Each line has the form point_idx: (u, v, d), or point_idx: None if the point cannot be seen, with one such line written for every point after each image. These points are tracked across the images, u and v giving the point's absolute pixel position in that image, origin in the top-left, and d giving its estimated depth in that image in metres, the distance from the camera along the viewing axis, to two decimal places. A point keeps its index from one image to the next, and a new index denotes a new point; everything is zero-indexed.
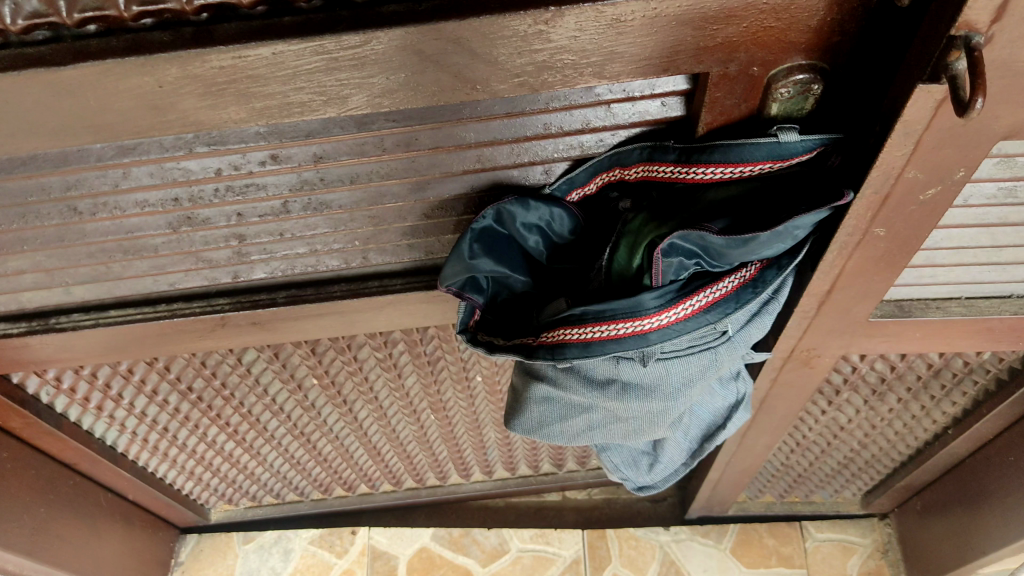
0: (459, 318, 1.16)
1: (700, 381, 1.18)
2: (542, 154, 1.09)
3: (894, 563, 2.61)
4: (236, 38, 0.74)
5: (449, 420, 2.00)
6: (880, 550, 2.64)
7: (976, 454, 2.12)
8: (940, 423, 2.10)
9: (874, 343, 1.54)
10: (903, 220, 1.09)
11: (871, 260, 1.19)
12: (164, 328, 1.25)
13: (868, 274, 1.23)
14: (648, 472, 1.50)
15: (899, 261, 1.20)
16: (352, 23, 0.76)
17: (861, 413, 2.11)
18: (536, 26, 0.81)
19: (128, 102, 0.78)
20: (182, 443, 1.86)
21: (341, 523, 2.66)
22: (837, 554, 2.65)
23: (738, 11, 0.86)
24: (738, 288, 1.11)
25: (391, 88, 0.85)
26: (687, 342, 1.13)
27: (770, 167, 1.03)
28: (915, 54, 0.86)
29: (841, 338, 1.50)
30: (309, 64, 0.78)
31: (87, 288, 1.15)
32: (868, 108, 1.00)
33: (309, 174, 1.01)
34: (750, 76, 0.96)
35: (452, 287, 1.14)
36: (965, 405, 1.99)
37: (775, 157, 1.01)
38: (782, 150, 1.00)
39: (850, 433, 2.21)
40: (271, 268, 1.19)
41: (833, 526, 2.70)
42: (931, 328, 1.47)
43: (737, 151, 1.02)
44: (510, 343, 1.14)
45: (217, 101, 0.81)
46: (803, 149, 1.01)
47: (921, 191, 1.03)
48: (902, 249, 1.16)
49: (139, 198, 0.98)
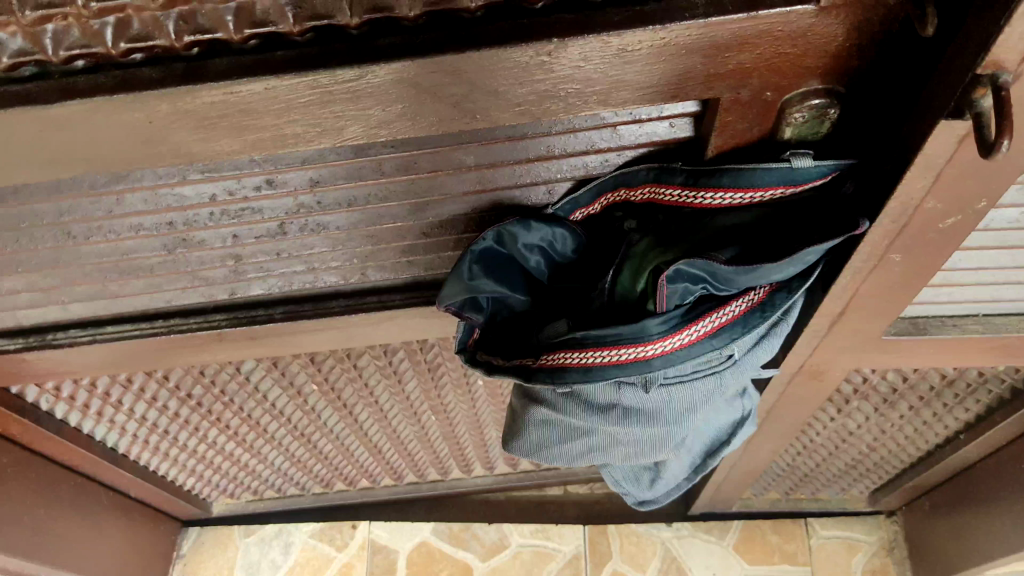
0: (458, 336, 1.18)
1: (705, 405, 1.16)
2: (543, 175, 1.07)
3: (900, 561, 2.60)
4: (228, 74, 0.72)
5: (450, 421, 1.99)
6: (886, 549, 2.63)
7: (987, 459, 2.10)
8: (953, 428, 2.07)
9: (886, 359, 1.51)
10: (921, 247, 1.06)
11: (887, 283, 1.16)
12: (162, 344, 1.23)
13: (883, 296, 1.20)
14: (650, 488, 1.48)
15: (915, 284, 1.17)
16: (347, 57, 0.73)
17: (871, 419, 2.09)
18: (539, 58, 0.78)
19: (119, 137, 0.76)
20: (183, 444, 1.85)
21: (342, 517, 2.65)
22: (843, 552, 2.64)
23: (752, 39, 0.83)
24: (746, 312, 1.07)
25: (388, 120, 0.82)
26: (691, 367, 1.10)
27: (782, 191, 0.99)
28: (936, 87, 0.83)
29: (852, 355, 1.47)
30: (302, 98, 0.76)
31: (83, 306, 1.13)
32: (889, 136, 0.96)
33: (305, 198, 0.99)
34: (763, 101, 0.93)
35: (450, 307, 1.13)
36: (979, 412, 1.96)
37: (788, 182, 0.98)
38: (795, 176, 0.97)
39: (858, 437, 2.20)
40: (269, 285, 1.17)
41: (839, 523, 2.68)
42: (946, 345, 1.44)
43: (747, 176, 0.98)
44: (510, 363, 1.12)
45: (209, 135, 0.78)
46: (818, 174, 0.97)
47: (941, 221, 1.00)
48: (920, 272, 1.13)
49: (134, 222, 0.96)
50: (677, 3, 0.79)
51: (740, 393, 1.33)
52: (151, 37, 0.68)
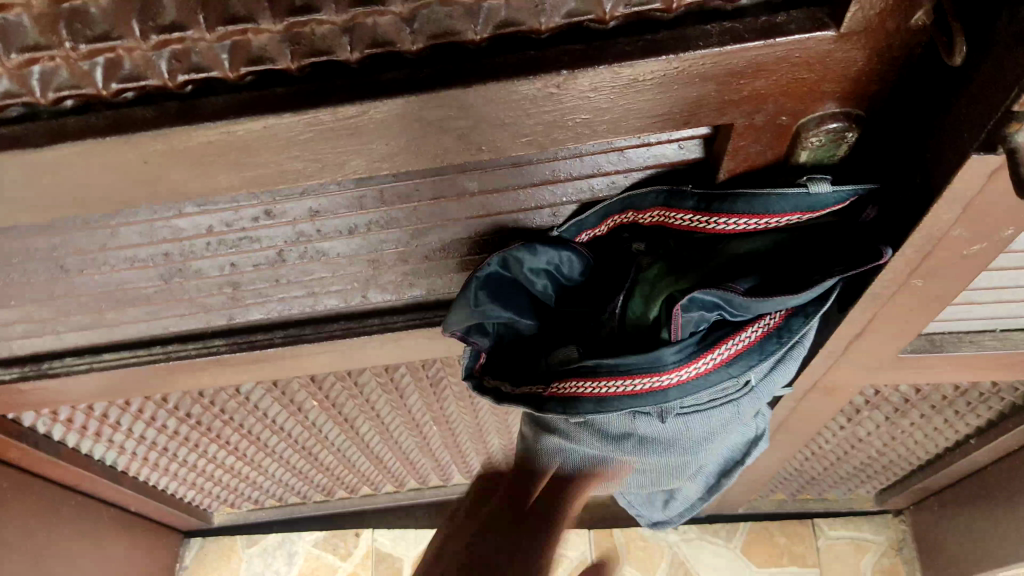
0: (464, 363, 1.13)
1: (722, 432, 1.13)
2: (550, 200, 1.04)
3: (909, 561, 2.57)
4: (224, 113, 0.69)
5: (452, 431, 1.97)
6: (895, 548, 2.59)
7: (996, 465, 2.07)
8: (963, 433, 2.03)
9: (900, 374, 1.48)
10: (943, 272, 1.02)
11: (906, 306, 1.13)
12: (161, 371, 1.20)
13: (900, 317, 1.17)
14: (664, 508, 1.46)
15: (934, 306, 1.14)
16: (348, 93, 0.70)
17: (881, 427, 2.06)
18: (546, 89, 0.75)
19: (113, 177, 0.73)
20: (183, 459, 1.83)
21: (345, 525, 2.62)
22: (851, 552, 2.61)
23: (768, 65, 0.80)
24: (762, 338, 1.03)
25: (391, 153, 0.79)
26: (708, 396, 1.07)
27: (798, 217, 0.96)
28: (961, 116, 0.80)
29: (865, 372, 1.44)
30: (302, 135, 0.73)
31: (79, 335, 1.10)
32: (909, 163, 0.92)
33: (305, 227, 0.97)
34: (777, 124, 0.90)
35: (457, 331, 1.09)
36: (990, 418, 1.92)
37: (803, 209, 0.95)
38: (812, 202, 0.94)
39: (867, 443, 2.17)
40: (268, 309, 1.15)
41: (847, 524, 2.65)
42: (962, 362, 1.41)
43: (761, 202, 0.95)
44: (518, 392, 1.06)
45: (206, 172, 0.75)
46: (835, 200, 0.94)
47: (966, 247, 0.96)
48: (939, 295, 1.10)
49: (129, 255, 0.93)
50: (690, 31, 0.76)
51: (755, 414, 1.29)
52: (143, 76, 0.65)
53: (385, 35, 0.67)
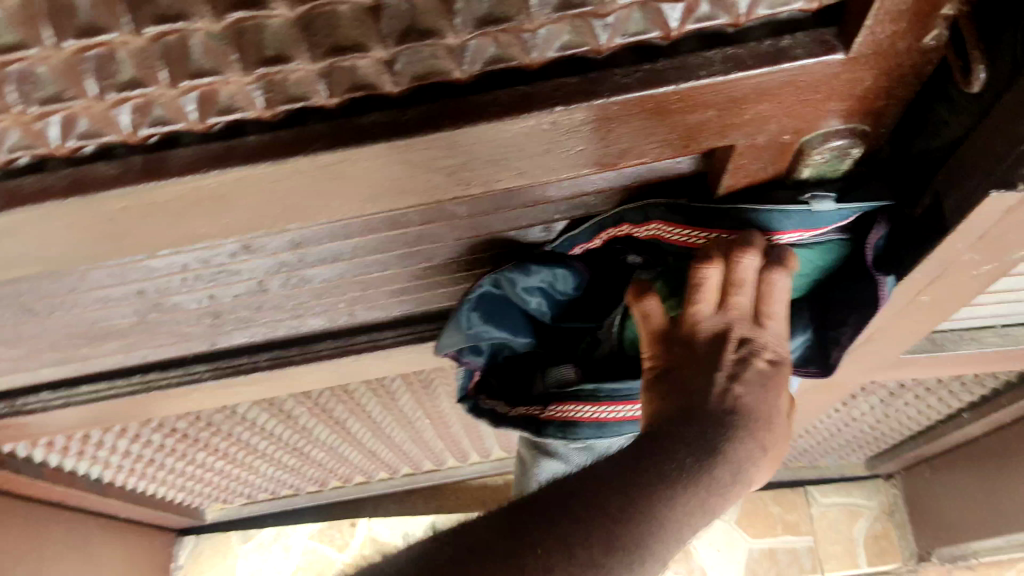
0: (458, 382, 1.14)
1: None
2: (544, 216, 0.98)
3: (902, 526, 2.46)
4: (193, 166, 0.63)
5: (444, 423, 1.93)
6: (887, 512, 2.49)
7: (986, 437, 2.03)
8: (956, 407, 1.99)
9: (904, 370, 1.44)
10: (953, 285, 0.99)
11: (912, 313, 1.09)
12: (142, 401, 1.16)
13: (907, 321, 1.14)
14: None
15: (941, 314, 1.10)
16: (328, 139, 0.65)
17: (875, 408, 2.03)
18: (540, 125, 0.70)
19: (77, 233, 0.68)
20: (170, 467, 1.79)
21: (341, 514, 2.49)
22: (845, 520, 2.49)
23: (774, 90, 0.75)
24: None
25: (377, 193, 0.75)
26: None
27: (807, 234, 0.92)
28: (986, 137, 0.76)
29: (868, 370, 1.41)
30: (280, 183, 0.68)
31: (54, 370, 1.06)
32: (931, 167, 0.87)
33: (286, 258, 0.91)
34: (780, 143, 0.85)
35: (450, 351, 1.07)
36: (984, 393, 1.89)
37: (806, 226, 0.90)
38: (815, 220, 0.89)
39: (860, 423, 2.15)
40: (251, 333, 1.10)
41: (838, 489, 2.54)
42: (968, 359, 1.37)
43: (764, 218, 0.90)
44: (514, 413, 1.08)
45: (177, 223, 0.70)
46: (839, 216, 0.89)
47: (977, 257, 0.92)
48: (947, 305, 1.06)
49: (100, 296, 0.89)
50: (691, 58, 0.71)
51: None
52: (102, 133, 0.60)
53: (365, 78, 0.62)
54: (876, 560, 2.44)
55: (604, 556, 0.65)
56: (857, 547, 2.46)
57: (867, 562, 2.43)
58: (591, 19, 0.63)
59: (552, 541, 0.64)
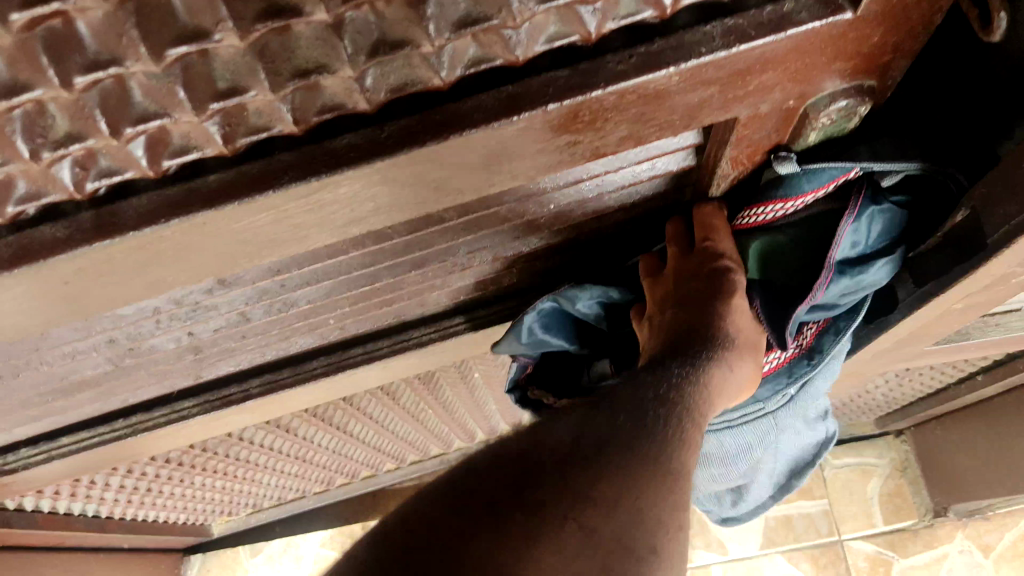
0: (508, 375, 1.18)
1: (761, 443, 1.13)
2: (540, 208, 0.89)
3: (916, 481, 2.33)
4: (150, 216, 0.58)
5: (448, 410, 1.85)
6: (899, 469, 2.37)
7: (999, 398, 1.94)
8: (967, 371, 1.89)
9: (932, 351, 1.36)
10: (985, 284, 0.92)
11: (945, 308, 1.02)
12: (131, 446, 1.11)
13: (940, 315, 1.07)
14: (733, 507, 1.41)
15: (971, 305, 1.03)
16: (302, 169, 0.59)
17: (891, 379, 1.94)
18: (529, 127, 0.64)
19: (32, 297, 0.63)
20: (168, 493, 1.74)
21: (353, 519, 2.44)
22: (856, 479, 2.38)
23: (777, 59, 0.68)
24: (792, 361, 1.00)
25: (361, 215, 0.68)
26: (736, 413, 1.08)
27: (814, 195, 0.85)
28: None
29: (893, 355, 1.34)
30: (252, 221, 0.62)
31: (30, 429, 1.00)
32: (979, 153, 0.81)
33: (267, 285, 0.84)
34: (784, 110, 0.77)
35: (507, 354, 1.08)
36: (997, 358, 1.79)
37: (784, 198, 0.85)
38: (786, 190, 0.84)
39: (870, 394, 2.08)
40: (238, 361, 1.04)
41: (849, 449, 2.42)
42: (999, 332, 1.30)
43: (783, 188, 0.85)
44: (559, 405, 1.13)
45: (141, 272, 0.64)
46: (818, 181, 0.82)
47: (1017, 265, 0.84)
48: (981, 297, 0.99)
49: (69, 350, 0.83)
50: (688, 35, 0.63)
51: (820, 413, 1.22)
52: (43, 192, 0.54)
53: (333, 99, 0.54)
54: (892, 518, 2.31)
55: (647, 459, 0.67)
56: (872, 507, 2.33)
57: (883, 521, 2.31)
58: (578, 7, 0.55)
59: (596, 453, 0.65)
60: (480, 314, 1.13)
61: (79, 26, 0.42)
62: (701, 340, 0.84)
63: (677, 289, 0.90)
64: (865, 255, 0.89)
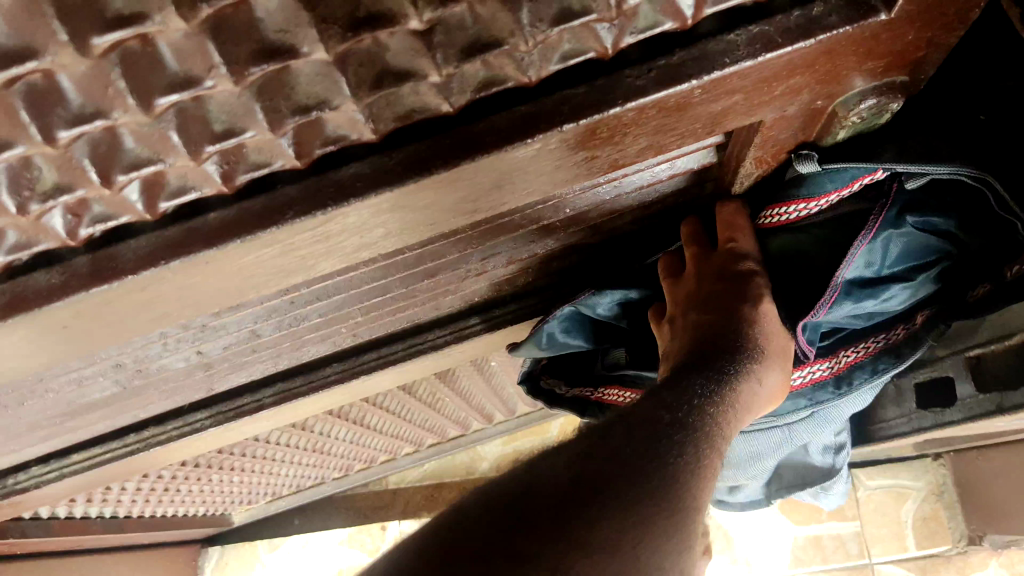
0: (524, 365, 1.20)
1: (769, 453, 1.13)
2: (557, 213, 0.85)
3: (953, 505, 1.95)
4: (148, 259, 0.55)
5: (466, 397, 1.82)
6: (935, 492, 1.98)
7: None
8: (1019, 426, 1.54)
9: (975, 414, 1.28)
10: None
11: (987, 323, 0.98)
12: (144, 459, 1.10)
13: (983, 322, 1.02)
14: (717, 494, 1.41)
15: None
16: (309, 202, 0.56)
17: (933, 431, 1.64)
18: (544, 146, 0.60)
19: (34, 343, 0.61)
20: (182, 492, 1.74)
21: (375, 518, 2.43)
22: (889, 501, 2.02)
23: (804, 65, 0.63)
24: (818, 382, 0.98)
25: (371, 241, 0.65)
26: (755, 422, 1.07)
27: (839, 194, 0.80)
28: None
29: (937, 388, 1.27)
30: (257, 256, 0.59)
31: (41, 448, 0.99)
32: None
33: (275, 304, 0.82)
34: (811, 110, 0.72)
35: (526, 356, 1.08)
36: None
37: (808, 197, 0.80)
38: (810, 189, 0.79)
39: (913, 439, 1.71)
40: (249, 373, 1.01)
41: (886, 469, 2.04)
42: None
43: (805, 185, 0.80)
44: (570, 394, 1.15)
45: (145, 312, 0.62)
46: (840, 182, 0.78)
47: None
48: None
49: (74, 378, 0.81)
50: (711, 45, 0.59)
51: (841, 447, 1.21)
52: (35, 241, 0.52)
53: (337, 132, 0.51)
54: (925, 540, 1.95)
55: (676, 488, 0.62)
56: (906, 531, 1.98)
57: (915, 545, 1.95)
58: (595, 26, 0.51)
59: (619, 478, 0.60)
60: (497, 314, 1.10)
61: (62, 81, 0.39)
62: (730, 347, 0.79)
63: (702, 290, 0.86)
64: (881, 277, 0.86)
